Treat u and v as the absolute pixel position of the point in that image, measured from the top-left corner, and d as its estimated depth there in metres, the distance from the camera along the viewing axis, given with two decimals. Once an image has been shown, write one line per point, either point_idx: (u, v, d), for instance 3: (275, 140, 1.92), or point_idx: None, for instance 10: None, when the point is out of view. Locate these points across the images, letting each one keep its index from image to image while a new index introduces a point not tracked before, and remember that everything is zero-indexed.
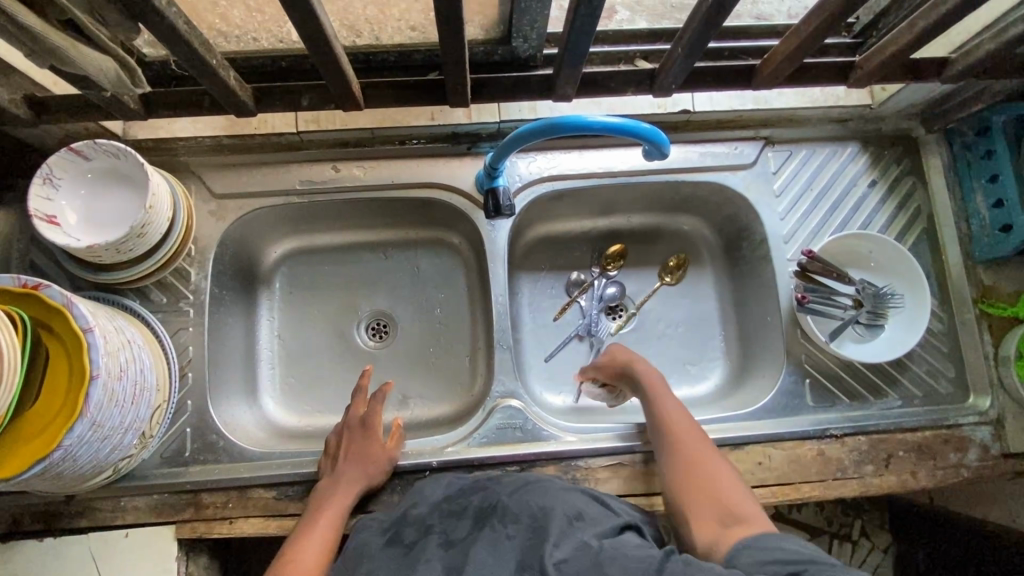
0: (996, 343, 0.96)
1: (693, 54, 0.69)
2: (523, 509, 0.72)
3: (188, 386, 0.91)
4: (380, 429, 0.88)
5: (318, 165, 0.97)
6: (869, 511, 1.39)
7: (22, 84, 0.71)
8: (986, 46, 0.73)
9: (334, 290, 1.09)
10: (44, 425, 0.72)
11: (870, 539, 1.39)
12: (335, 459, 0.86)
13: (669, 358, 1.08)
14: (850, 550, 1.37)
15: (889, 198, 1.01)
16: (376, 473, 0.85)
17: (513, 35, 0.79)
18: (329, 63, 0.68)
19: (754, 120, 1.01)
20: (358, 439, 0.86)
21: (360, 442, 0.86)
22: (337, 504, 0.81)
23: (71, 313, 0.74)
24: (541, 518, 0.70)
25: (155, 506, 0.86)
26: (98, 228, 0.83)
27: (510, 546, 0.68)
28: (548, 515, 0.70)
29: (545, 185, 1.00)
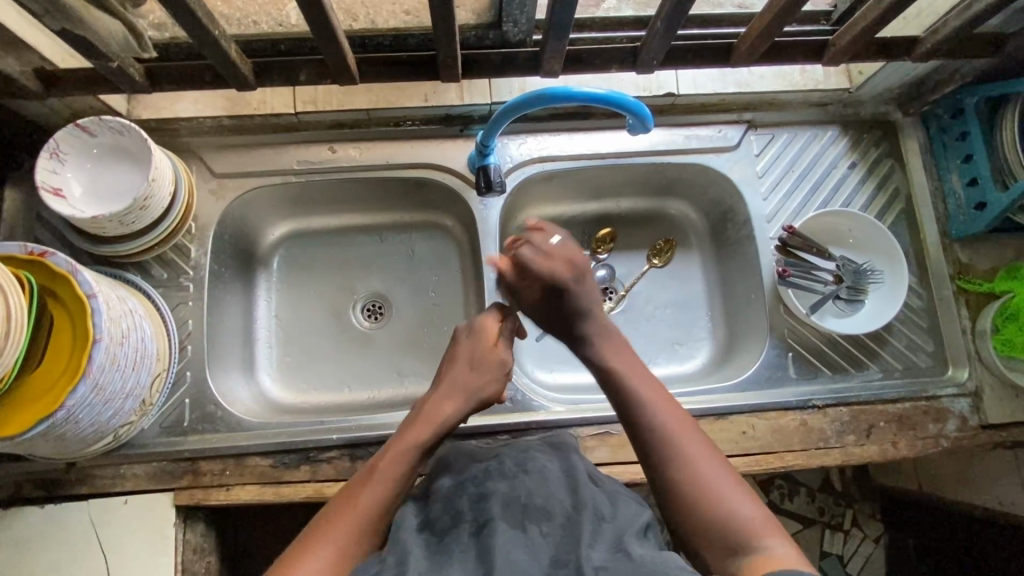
0: (973, 317, 0.99)
1: (672, 29, 0.73)
2: (553, 501, 0.67)
3: (187, 358, 0.94)
4: (489, 360, 0.83)
5: (315, 146, 1.00)
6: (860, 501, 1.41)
7: (32, 59, 0.74)
8: (952, 23, 0.77)
9: (330, 271, 1.12)
10: (48, 385, 0.74)
11: (862, 530, 1.40)
12: (443, 377, 0.82)
13: (658, 338, 1.10)
14: (841, 540, 1.39)
15: (868, 179, 1.04)
16: (490, 385, 0.82)
17: (502, 18, 0.81)
18: (327, 37, 0.72)
19: (737, 104, 1.04)
20: (475, 347, 0.83)
21: (475, 350, 0.83)
22: (422, 427, 0.76)
23: (75, 279, 0.76)
24: (574, 516, 0.65)
25: (153, 474, 0.88)
26: (101, 202, 0.86)
27: (544, 544, 0.62)
28: (581, 512, 0.65)
29: (535, 166, 1.03)
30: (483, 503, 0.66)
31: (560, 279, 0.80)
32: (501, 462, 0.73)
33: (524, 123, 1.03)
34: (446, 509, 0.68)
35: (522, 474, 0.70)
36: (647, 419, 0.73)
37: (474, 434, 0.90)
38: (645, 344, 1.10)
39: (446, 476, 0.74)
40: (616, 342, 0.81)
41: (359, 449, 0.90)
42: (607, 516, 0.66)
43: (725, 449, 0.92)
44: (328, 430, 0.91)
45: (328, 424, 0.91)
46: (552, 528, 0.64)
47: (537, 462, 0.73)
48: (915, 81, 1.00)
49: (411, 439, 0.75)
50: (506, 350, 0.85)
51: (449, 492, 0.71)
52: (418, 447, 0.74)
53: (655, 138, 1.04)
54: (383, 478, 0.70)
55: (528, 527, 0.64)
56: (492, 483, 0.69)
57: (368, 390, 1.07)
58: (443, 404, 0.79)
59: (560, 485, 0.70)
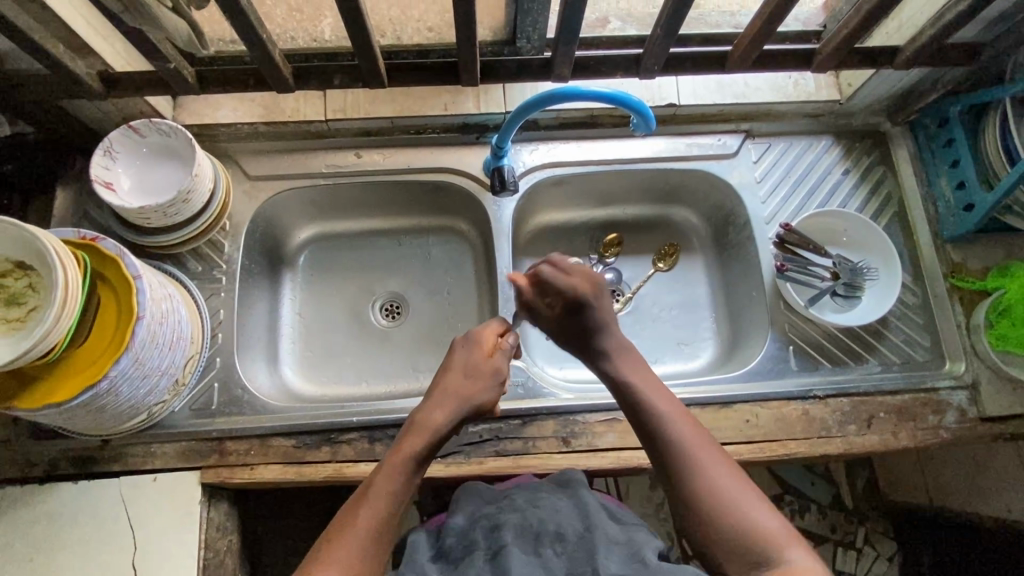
0: (968, 314, 1.03)
1: (669, 36, 0.82)
2: (564, 527, 0.77)
3: (217, 345, 0.99)
4: (479, 367, 0.83)
5: (342, 152, 1.08)
6: (872, 519, 1.41)
7: (97, 63, 0.83)
8: (927, 32, 0.85)
9: (351, 272, 1.18)
10: (94, 358, 0.80)
11: (875, 548, 1.39)
12: (437, 384, 0.81)
13: (665, 337, 1.14)
14: (854, 558, 1.38)
15: (862, 185, 1.10)
16: (484, 392, 0.81)
17: (517, 36, 0.90)
18: (360, 42, 0.80)
19: (735, 115, 1.12)
20: (468, 357, 0.83)
21: (469, 360, 0.83)
22: (416, 440, 0.76)
23: (123, 261, 0.83)
24: (584, 536, 0.75)
25: (182, 452, 0.93)
26: (147, 195, 0.94)
27: (557, 562, 0.73)
28: (592, 533, 0.76)
29: (546, 171, 1.11)
30: (497, 532, 0.77)
31: (577, 293, 0.84)
32: (513, 498, 0.83)
33: (536, 131, 1.11)
34: (461, 542, 0.78)
35: (533, 506, 0.80)
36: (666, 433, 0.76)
37: (487, 418, 0.95)
38: (652, 343, 1.14)
39: (460, 513, 0.83)
40: (632, 358, 0.84)
41: (377, 432, 0.94)
42: (620, 538, 0.75)
43: (730, 436, 0.95)
44: (348, 413, 0.95)
45: (348, 408, 0.96)
46: (565, 548, 0.75)
47: (546, 497, 0.83)
48: (901, 93, 1.07)
49: (406, 451, 0.76)
50: (500, 359, 0.84)
51: (463, 528, 0.80)
52: (413, 460, 0.75)
53: (658, 145, 1.11)
54: (379, 494, 0.72)
55: (542, 550, 0.74)
56: (505, 514, 0.79)
57: (384, 384, 1.11)
58: (435, 412, 0.79)
59: (571, 515, 0.79)
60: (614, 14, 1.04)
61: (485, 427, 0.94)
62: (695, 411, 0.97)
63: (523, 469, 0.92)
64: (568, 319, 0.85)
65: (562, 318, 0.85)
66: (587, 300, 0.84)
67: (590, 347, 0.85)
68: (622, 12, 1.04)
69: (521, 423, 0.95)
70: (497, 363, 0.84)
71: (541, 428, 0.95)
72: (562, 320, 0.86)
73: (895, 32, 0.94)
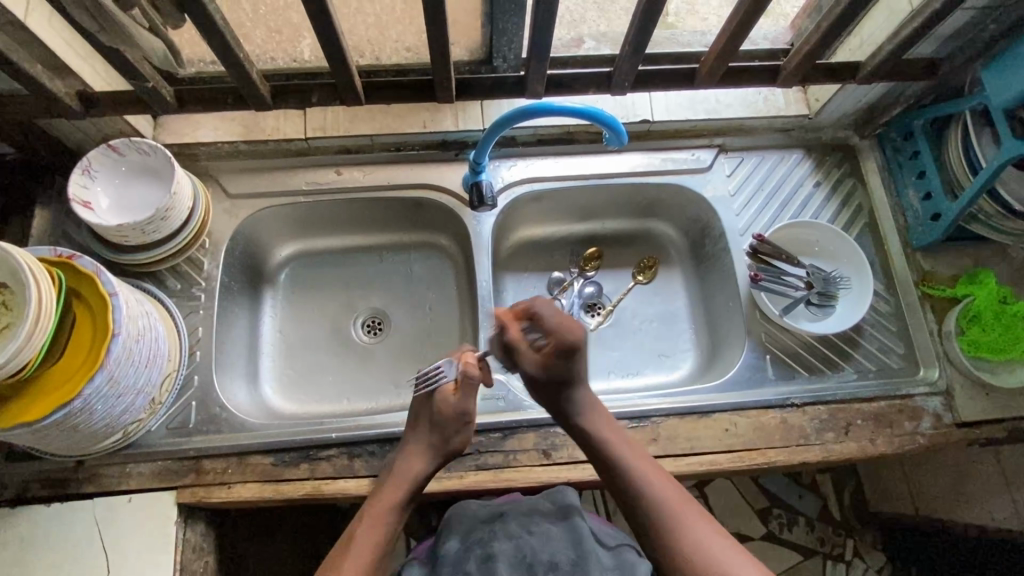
0: (940, 320, 1.05)
1: (637, 53, 0.85)
2: (557, 555, 0.81)
3: (195, 363, 0.99)
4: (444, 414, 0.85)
5: (323, 169, 1.10)
6: (860, 531, 1.41)
7: (77, 83, 0.84)
8: (886, 48, 0.89)
9: (331, 289, 1.18)
10: (67, 377, 0.79)
11: (864, 560, 1.39)
12: (408, 438, 0.87)
13: (646, 350, 1.15)
14: (844, 571, 1.38)
15: (833, 196, 1.13)
16: (457, 437, 0.86)
17: (493, 55, 0.92)
18: (336, 60, 0.81)
19: (708, 130, 1.14)
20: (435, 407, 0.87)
21: (437, 412, 0.86)
22: (397, 488, 0.82)
23: (99, 278, 0.83)
24: (576, 565, 0.80)
25: (158, 472, 0.92)
26: (125, 214, 0.94)
27: None
28: (586, 560, 0.80)
29: (524, 187, 1.12)
30: (490, 563, 0.80)
31: (573, 338, 0.85)
32: (505, 522, 0.84)
33: (514, 148, 1.13)
34: (456, 571, 0.81)
35: (526, 533, 0.83)
36: (644, 483, 0.81)
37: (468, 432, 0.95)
38: (634, 355, 1.14)
39: (453, 538, 0.85)
40: (604, 415, 0.88)
41: (356, 448, 0.94)
42: (610, 564, 0.81)
43: (709, 446, 0.96)
44: (326, 430, 0.95)
45: (327, 424, 0.95)
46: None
47: (540, 521, 0.85)
48: (867, 107, 1.10)
49: (387, 501, 0.81)
50: (465, 400, 0.86)
51: (456, 554, 0.83)
52: (399, 502, 0.81)
53: (634, 161, 1.13)
54: (366, 541, 0.78)
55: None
56: (498, 542, 0.82)
57: (366, 401, 1.10)
58: (413, 462, 0.84)
59: (564, 541, 0.83)
60: (588, 35, 1.06)
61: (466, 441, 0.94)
62: (674, 422, 0.97)
63: (504, 483, 0.92)
64: (557, 360, 0.85)
65: (550, 362, 0.85)
66: (579, 346, 0.85)
67: (566, 397, 0.88)
68: (596, 33, 1.07)
69: (502, 436, 0.95)
70: (463, 405, 0.86)
71: (522, 441, 0.95)
72: (550, 365, 0.86)
73: (858, 48, 0.98)
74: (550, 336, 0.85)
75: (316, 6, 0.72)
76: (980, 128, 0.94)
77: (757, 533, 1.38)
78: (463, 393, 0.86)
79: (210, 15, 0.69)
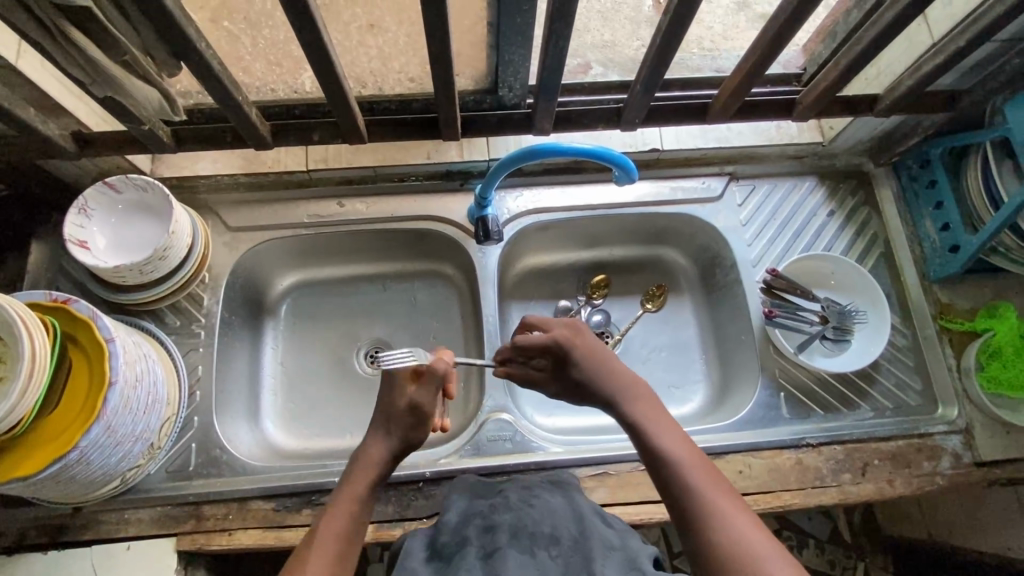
0: (958, 356, 1.02)
1: (650, 89, 0.83)
2: (559, 530, 0.71)
3: (195, 404, 0.97)
4: (396, 402, 0.78)
5: (325, 201, 1.07)
6: (872, 556, 1.39)
7: (71, 123, 0.82)
8: (906, 82, 0.86)
9: (334, 320, 1.16)
10: (63, 429, 0.77)
11: None
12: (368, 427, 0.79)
13: (655, 382, 1.12)
14: None
15: (848, 226, 1.10)
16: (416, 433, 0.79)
17: (499, 86, 0.89)
18: (339, 98, 0.79)
19: (719, 158, 1.12)
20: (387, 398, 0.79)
21: (389, 400, 0.79)
22: (363, 475, 0.75)
23: (95, 324, 0.81)
24: (581, 540, 0.70)
25: (158, 518, 0.89)
26: (122, 253, 0.92)
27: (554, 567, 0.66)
28: (589, 538, 0.70)
29: (531, 217, 1.10)
30: (490, 533, 0.70)
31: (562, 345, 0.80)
32: (506, 497, 0.77)
33: (520, 178, 1.10)
34: (454, 540, 0.71)
35: (527, 506, 0.74)
36: (673, 466, 0.68)
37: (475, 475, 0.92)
38: None
39: (452, 512, 0.77)
40: (648, 399, 0.77)
41: None
42: (617, 542, 0.70)
43: None
44: (328, 473, 0.92)
45: (330, 467, 0.93)
46: (560, 552, 0.68)
47: (541, 497, 0.76)
48: (882, 135, 1.08)
49: (353, 493, 0.73)
50: (422, 392, 0.79)
51: (455, 527, 0.73)
52: (360, 495, 0.73)
53: (642, 190, 1.11)
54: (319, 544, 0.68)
55: (537, 553, 0.68)
56: (499, 514, 0.73)
57: None
58: (371, 452, 0.76)
59: (566, 517, 0.74)
60: (596, 62, 1.03)
61: None
62: None
63: None
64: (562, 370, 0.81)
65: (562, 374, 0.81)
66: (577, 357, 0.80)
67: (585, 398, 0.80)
68: (604, 59, 1.03)
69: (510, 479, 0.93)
70: (420, 398, 0.79)
71: None
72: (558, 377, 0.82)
73: (875, 78, 0.95)
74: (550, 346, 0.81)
75: (319, 50, 0.69)
76: (1000, 159, 0.91)
77: None
78: (422, 387, 0.79)
79: (207, 62, 0.66)
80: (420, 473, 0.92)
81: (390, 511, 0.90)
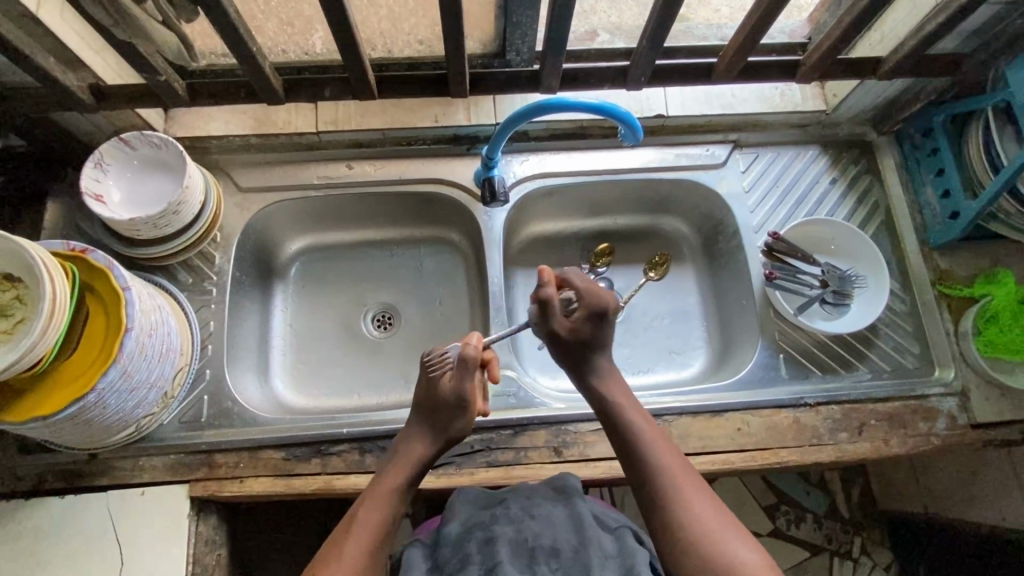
0: (956, 321, 1.03)
1: (656, 47, 0.84)
2: (559, 541, 0.77)
3: (207, 357, 0.99)
4: (440, 396, 0.83)
5: (334, 163, 1.09)
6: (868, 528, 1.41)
7: (89, 76, 0.83)
8: (909, 43, 0.87)
9: (342, 283, 1.18)
10: (82, 371, 0.79)
11: (871, 557, 1.39)
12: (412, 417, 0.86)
13: (657, 347, 1.14)
14: (851, 568, 1.37)
15: (849, 193, 1.11)
16: (457, 420, 0.83)
17: (506, 48, 0.90)
18: (351, 53, 0.80)
19: (724, 126, 1.13)
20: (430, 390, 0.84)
21: (432, 393, 0.83)
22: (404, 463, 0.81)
23: (112, 272, 0.83)
24: (580, 550, 0.75)
25: (171, 465, 0.92)
26: (136, 207, 0.94)
27: None
28: (588, 548, 0.75)
29: (536, 182, 1.11)
30: (491, 546, 0.76)
31: (603, 304, 0.86)
32: (507, 506, 0.81)
33: (526, 143, 1.12)
34: (457, 553, 0.77)
35: (528, 518, 0.79)
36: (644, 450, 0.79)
37: (479, 429, 0.94)
38: (645, 352, 1.14)
39: (455, 517, 0.81)
40: (616, 383, 0.87)
41: (367, 443, 0.94)
42: (612, 551, 0.76)
43: (722, 445, 0.95)
44: (337, 425, 0.95)
45: (338, 419, 0.95)
46: (560, 565, 0.74)
47: (542, 506, 0.81)
48: (886, 103, 1.09)
49: (389, 483, 0.79)
50: (460, 384, 0.81)
51: (458, 537, 0.79)
52: (401, 483, 0.80)
53: (647, 156, 1.12)
54: (365, 524, 0.75)
55: (537, 566, 0.74)
56: (499, 526, 0.77)
57: (377, 395, 1.10)
58: (414, 444, 0.83)
59: (565, 527, 0.78)
60: (602, 28, 1.04)
61: (477, 437, 0.94)
62: (686, 420, 0.96)
63: (516, 479, 0.92)
64: (590, 326, 0.86)
65: (580, 325, 0.86)
66: (609, 312, 0.87)
67: (588, 361, 0.87)
68: (610, 25, 1.04)
69: (513, 433, 0.95)
70: (455, 391, 0.81)
71: (534, 438, 0.94)
72: (576, 328, 0.86)
73: (879, 43, 0.97)
74: (582, 302, 0.87)
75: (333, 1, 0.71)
76: (1002, 126, 0.92)
77: (763, 529, 1.38)
78: (456, 376, 0.82)
79: (223, 9, 0.68)
80: None
81: None
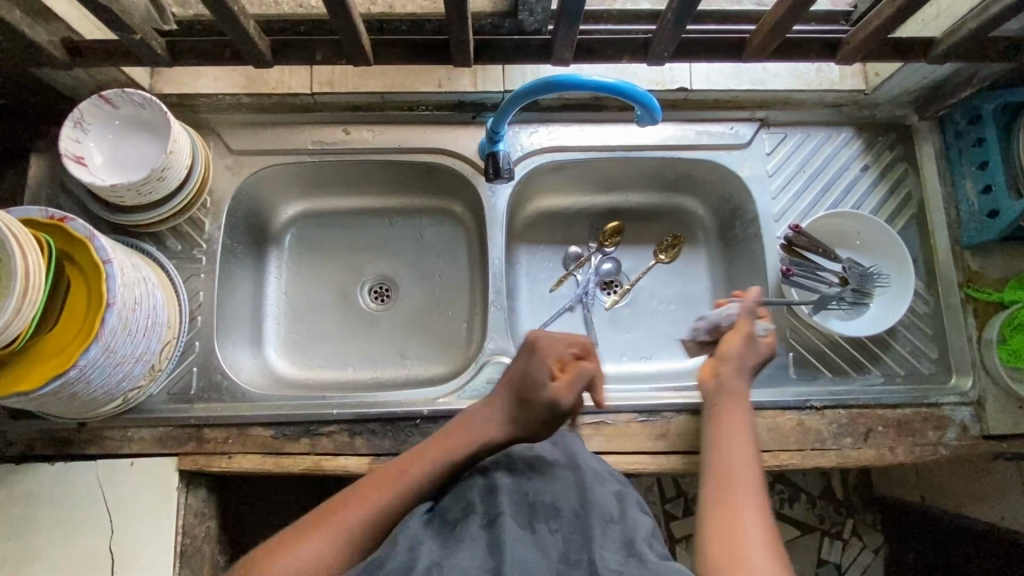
0: (980, 326, 0.98)
1: (682, 20, 0.75)
2: (560, 500, 0.66)
3: (196, 329, 0.96)
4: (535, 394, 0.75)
5: (330, 127, 1.02)
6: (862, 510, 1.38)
7: (62, 30, 0.77)
8: (968, 25, 0.78)
9: (339, 252, 1.13)
10: (62, 346, 0.77)
11: (862, 539, 1.37)
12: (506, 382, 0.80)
13: (661, 333, 1.10)
14: (840, 548, 1.36)
15: (881, 182, 1.03)
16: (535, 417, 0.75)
17: (518, 7, 0.80)
18: (342, 15, 0.73)
19: (752, 102, 1.04)
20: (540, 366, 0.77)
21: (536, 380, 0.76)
22: (465, 430, 0.75)
23: (93, 244, 0.79)
24: (582, 514, 0.64)
25: (160, 438, 0.91)
26: (120, 171, 0.89)
27: (552, 540, 0.61)
28: (589, 511, 0.64)
29: (545, 156, 1.04)
30: (494, 495, 0.66)
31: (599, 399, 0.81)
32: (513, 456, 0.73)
33: (535, 112, 1.04)
34: (457, 502, 0.66)
35: (531, 473, 0.70)
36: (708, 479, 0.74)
37: None
38: (649, 339, 1.10)
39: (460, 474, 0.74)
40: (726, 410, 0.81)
41: (357, 425, 0.92)
42: (615, 517, 0.65)
43: None
44: (328, 405, 0.93)
45: (330, 400, 0.94)
46: (560, 526, 0.63)
47: (545, 463, 0.72)
48: (933, 85, 0.99)
49: (436, 453, 0.73)
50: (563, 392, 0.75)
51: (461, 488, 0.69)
52: (445, 460, 0.72)
53: (665, 132, 1.04)
54: (380, 488, 0.69)
55: (537, 525, 0.62)
56: (502, 477, 0.68)
57: (371, 370, 1.08)
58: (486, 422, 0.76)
59: (568, 487, 0.68)
60: None
61: None
62: (686, 418, 0.93)
63: None
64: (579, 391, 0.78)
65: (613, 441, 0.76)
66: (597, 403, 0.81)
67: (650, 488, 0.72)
68: None
69: None
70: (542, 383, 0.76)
71: None
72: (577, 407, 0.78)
73: (933, 20, 0.87)
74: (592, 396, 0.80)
75: None
76: None
77: None
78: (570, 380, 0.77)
79: None
80: (417, 411, 0.91)
81: (386, 446, 0.91)
